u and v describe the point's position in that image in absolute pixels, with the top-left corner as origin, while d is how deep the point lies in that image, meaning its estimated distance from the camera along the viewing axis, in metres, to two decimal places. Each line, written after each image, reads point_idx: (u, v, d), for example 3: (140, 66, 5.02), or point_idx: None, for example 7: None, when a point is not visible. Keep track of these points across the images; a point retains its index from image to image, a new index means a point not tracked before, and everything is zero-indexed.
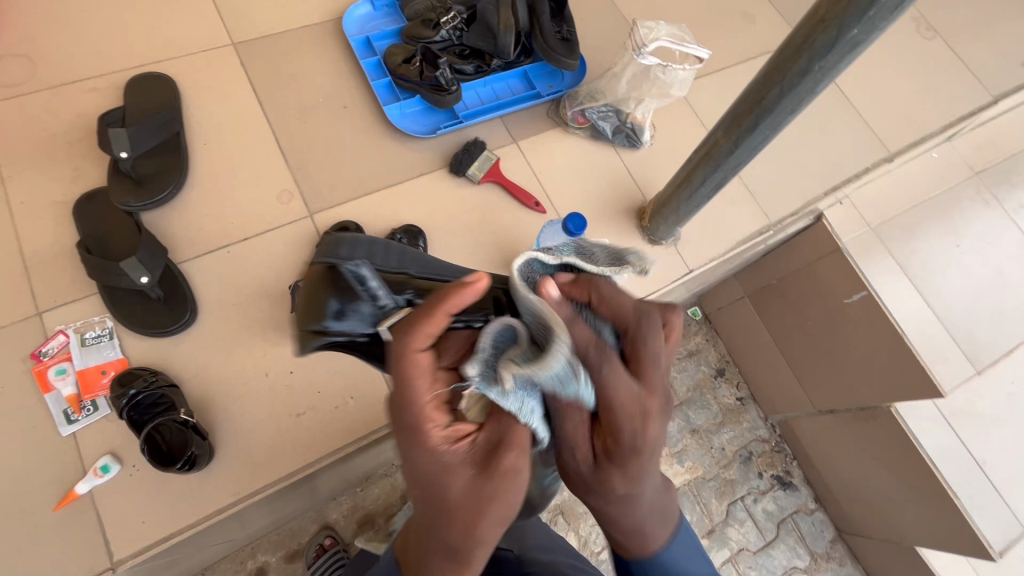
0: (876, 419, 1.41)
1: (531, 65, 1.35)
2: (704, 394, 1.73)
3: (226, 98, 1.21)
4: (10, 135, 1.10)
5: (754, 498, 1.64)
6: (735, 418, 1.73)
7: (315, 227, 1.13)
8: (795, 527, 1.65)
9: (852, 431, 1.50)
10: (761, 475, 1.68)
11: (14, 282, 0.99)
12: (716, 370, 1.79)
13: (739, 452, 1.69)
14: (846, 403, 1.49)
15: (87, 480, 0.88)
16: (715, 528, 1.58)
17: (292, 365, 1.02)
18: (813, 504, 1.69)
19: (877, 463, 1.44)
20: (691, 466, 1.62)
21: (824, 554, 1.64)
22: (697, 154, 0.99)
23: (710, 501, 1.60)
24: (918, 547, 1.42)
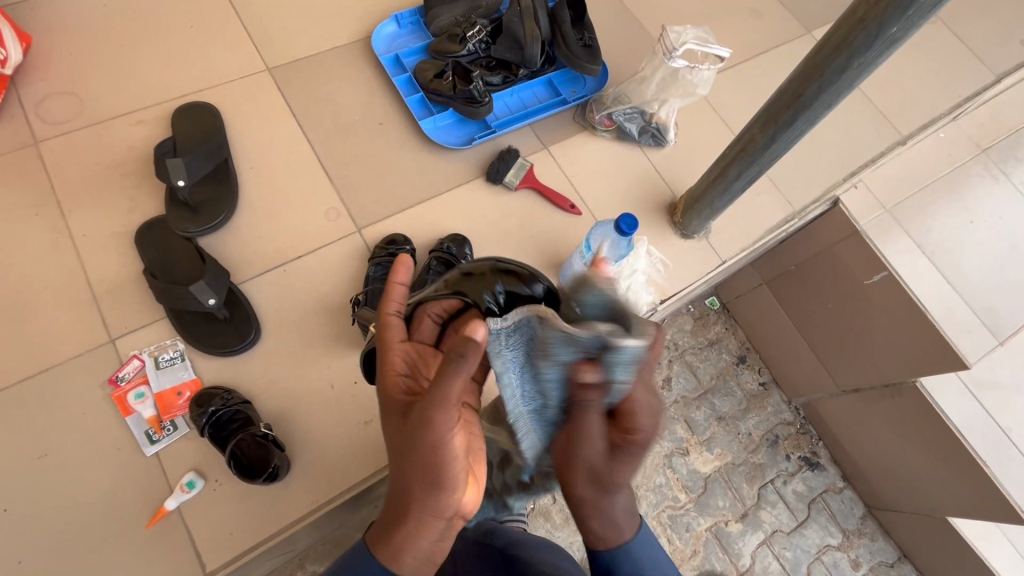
0: (902, 396, 1.44)
1: (555, 72, 1.40)
2: (727, 381, 1.77)
3: (268, 122, 1.25)
4: (65, 168, 1.13)
5: (784, 480, 1.67)
6: (759, 404, 1.77)
7: (364, 241, 1.17)
8: (825, 506, 1.68)
9: (879, 409, 1.52)
10: (788, 457, 1.71)
11: (85, 312, 1.03)
12: (737, 357, 1.83)
13: (765, 436, 1.72)
14: (871, 381, 1.52)
15: (176, 496, 0.92)
16: (748, 512, 1.61)
17: (356, 376, 1.06)
18: (841, 483, 1.73)
19: (905, 439, 1.48)
20: (719, 452, 1.67)
21: (855, 531, 1.67)
22: (732, 149, 1.03)
23: (741, 485, 1.64)
24: (951, 518, 1.45)
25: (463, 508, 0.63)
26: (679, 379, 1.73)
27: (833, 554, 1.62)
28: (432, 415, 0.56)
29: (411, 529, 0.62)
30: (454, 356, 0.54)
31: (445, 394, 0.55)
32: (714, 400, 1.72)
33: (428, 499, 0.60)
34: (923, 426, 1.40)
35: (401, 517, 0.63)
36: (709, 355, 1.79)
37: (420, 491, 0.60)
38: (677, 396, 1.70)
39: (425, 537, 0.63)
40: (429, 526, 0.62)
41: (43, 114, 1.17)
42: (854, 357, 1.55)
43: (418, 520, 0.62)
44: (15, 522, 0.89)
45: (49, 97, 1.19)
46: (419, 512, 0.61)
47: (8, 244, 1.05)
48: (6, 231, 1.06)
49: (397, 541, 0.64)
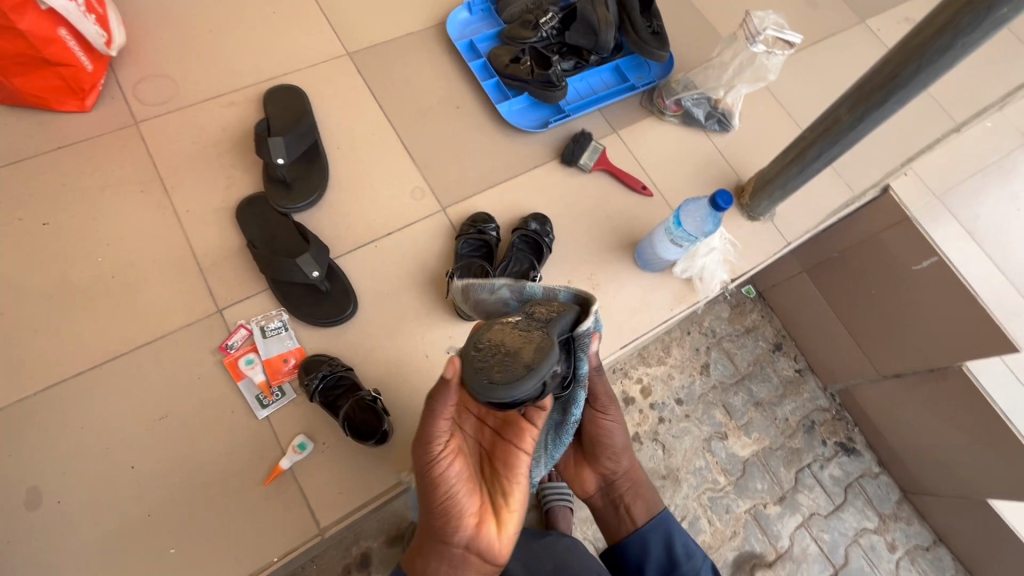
0: (947, 379, 1.44)
1: (622, 59, 1.44)
2: (764, 367, 1.75)
3: (352, 104, 1.29)
4: (165, 146, 1.18)
5: (821, 464, 1.65)
6: (796, 390, 1.75)
7: (449, 220, 1.22)
8: (862, 490, 1.66)
9: (924, 393, 1.51)
10: (825, 442, 1.69)
11: (191, 284, 1.08)
12: (774, 344, 1.80)
13: (802, 422, 1.70)
14: (915, 365, 1.51)
15: (289, 456, 0.98)
16: (786, 495, 1.59)
17: (449, 347, 1.11)
18: (877, 468, 1.70)
19: (946, 421, 1.48)
20: (758, 437, 1.64)
21: (891, 515, 1.64)
22: (815, 130, 1.07)
23: (779, 469, 1.61)
24: (990, 500, 1.44)
25: (466, 538, 0.67)
26: (717, 365, 1.71)
27: (870, 537, 1.59)
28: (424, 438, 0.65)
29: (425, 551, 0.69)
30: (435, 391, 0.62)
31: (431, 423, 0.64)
32: (751, 385, 1.70)
33: (434, 519, 0.67)
34: (969, 407, 1.41)
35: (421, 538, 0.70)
36: (746, 342, 1.77)
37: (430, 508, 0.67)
38: (715, 381, 1.68)
39: (440, 558, 0.68)
40: (437, 547, 0.68)
41: (140, 96, 1.21)
42: (899, 344, 1.54)
43: (430, 541, 0.68)
44: (139, 478, 0.94)
45: (144, 79, 1.23)
46: (428, 531, 0.68)
47: (117, 219, 1.10)
48: (114, 207, 1.11)
49: (420, 563, 0.70)
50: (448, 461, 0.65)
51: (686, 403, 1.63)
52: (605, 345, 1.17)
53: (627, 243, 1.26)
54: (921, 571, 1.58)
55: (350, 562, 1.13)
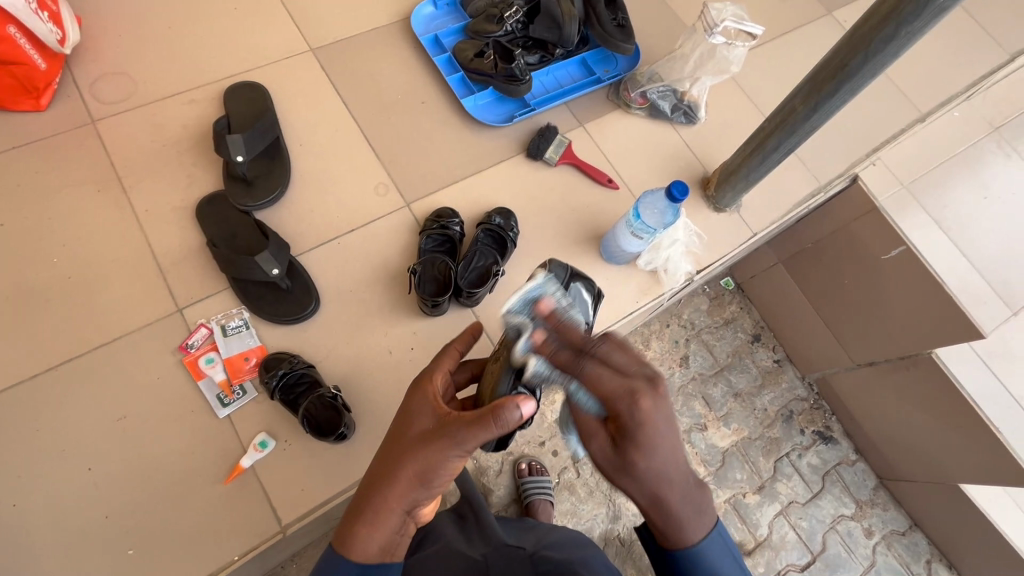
0: (916, 366, 1.46)
1: (588, 52, 1.43)
2: (743, 359, 1.76)
3: (315, 101, 1.28)
4: (123, 145, 1.17)
5: (799, 453, 1.66)
6: (774, 380, 1.76)
7: (413, 216, 1.21)
8: (839, 478, 1.67)
9: (895, 381, 1.53)
10: (803, 431, 1.71)
11: (151, 284, 1.07)
12: (752, 335, 1.81)
13: (781, 412, 1.72)
14: (885, 353, 1.53)
15: (250, 455, 0.97)
16: (765, 484, 1.60)
17: (413, 343, 1.11)
18: (854, 455, 1.72)
19: (915, 407, 1.50)
20: (736, 428, 1.65)
21: (868, 501, 1.66)
22: (773, 121, 1.08)
23: (758, 459, 1.62)
24: (961, 484, 1.45)
25: (417, 514, 0.70)
26: (696, 357, 1.72)
27: (847, 524, 1.61)
28: (464, 444, 0.63)
29: (373, 524, 0.67)
30: (507, 414, 0.60)
31: (485, 437, 0.62)
32: (730, 377, 1.71)
33: (410, 500, 0.67)
34: (935, 393, 1.43)
35: (363, 512, 0.67)
36: (725, 334, 1.78)
37: (412, 489, 0.67)
38: (694, 373, 1.69)
39: (381, 518, 0.67)
40: (386, 523, 0.67)
41: (98, 94, 1.19)
42: (868, 332, 1.56)
43: (387, 519, 0.67)
44: (97, 480, 0.93)
45: (101, 76, 1.21)
46: (393, 509, 0.67)
47: (74, 219, 1.09)
48: (71, 207, 1.10)
49: (355, 534, 0.67)
50: (428, 419, 0.67)
51: None
52: None
53: (593, 237, 1.27)
54: (897, 555, 1.60)
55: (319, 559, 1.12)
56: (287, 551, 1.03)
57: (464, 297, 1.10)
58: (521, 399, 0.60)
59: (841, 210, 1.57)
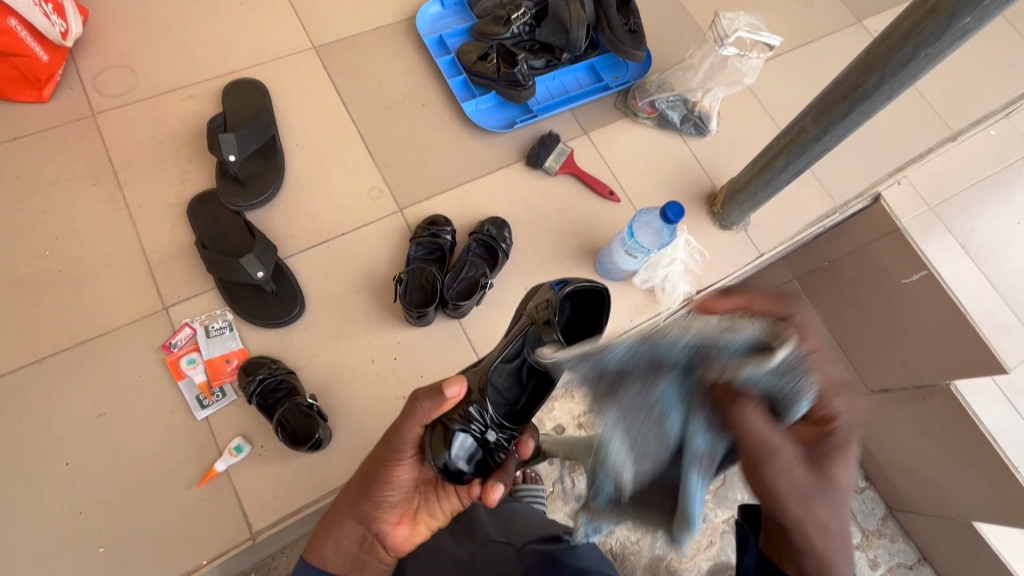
0: (933, 398, 1.37)
1: (598, 57, 1.38)
2: None
3: (314, 100, 1.27)
4: (121, 140, 1.17)
5: None
6: None
7: (405, 221, 1.19)
8: None
9: (910, 412, 1.43)
10: None
11: (140, 280, 1.07)
12: None
13: None
14: (902, 381, 1.43)
15: (224, 459, 0.97)
16: None
17: (396, 353, 1.09)
18: (864, 482, 1.58)
19: (930, 441, 1.40)
20: None
21: (875, 531, 1.52)
22: (781, 140, 1.02)
23: None
24: (976, 523, 1.34)
25: (379, 532, 0.70)
26: None
27: None
28: (394, 443, 0.69)
29: (327, 530, 0.71)
30: (412, 398, 0.66)
31: (405, 431, 0.68)
32: None
33: (357, 508, 0.70)
34: (950, 426, 1.34)
35: (328, 522, 0.72)
36: None
37: (361, 499, 0.70)
38: None
39: (337, 529, 0.70)
40: (340, 529, 0.70)
41: (100, 87, 1.20)
42: (883, 357, 1.46)
43: (339, 527, 0.70)
44: (73, 475, 0.94)
45: (105, 70, 1.21)
46: (344, 517, 0.70)
47: (70, 212, 1.10)
48: (68, 200, 1.11)
49: (316, 539, 0.71)
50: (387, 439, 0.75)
51: None
52: None
53: (590, 251, 1.23)
54: None
55: None
56: (260, 555, 1.02)
57: (450, 309, 1.07)
58: (434, 385, 0.64)
59: (861, 230, 1.48)
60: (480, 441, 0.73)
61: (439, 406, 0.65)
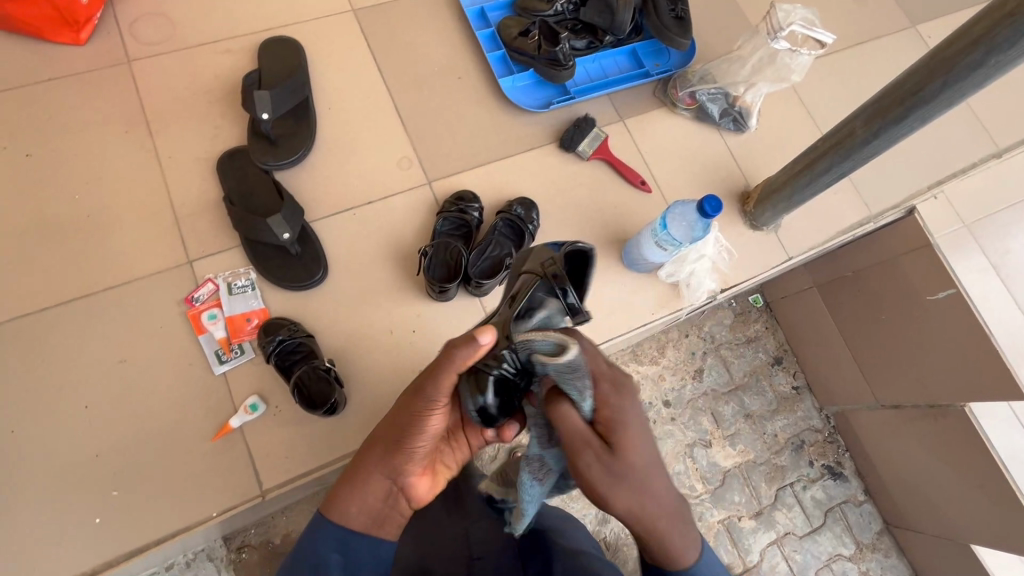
0: (945, 418, 1.35)
1: (640, 43, 1.35)
2: (760, 380, 1.61)
3: (349, 64, 1.25)
4: (155, 89, 1.16)
5: (803, 485, 1.53)
6: (790, 407, 1.61)
7: (433, 195, 1.18)
8: (842, 516, 1.53)
9: (919, 431, 1.40)
10: (812, 463, 1.56)
11: (166, 232, 1.07)
12: (773, 357, 1.65)
13: (791, 440, 1.57)
14: (914, 399, 1.40)
15: (239, 416, 0.98)
16: (762, 510, 1.48)
17: (415, 326, 1.09)
18: (863, 496, 1.56)
19: (938, 461, 1.37)
20: (742, 449, 1.53)
21: (869, 545, 1.52)
22: (826, 141, 0.99)
23: (759, 484, 1.50)
24: (974, 545, 1.34)
25: (406, 486, 0.71)
26: (711, 372, 1.58)
27: (843, 564, 1.48)
28: (429, 393, 0.68)
29: (353, 488, 0.69)
30: (451, 347, 0.67)
31: (443, 384, 0.67)
32: (744, 397, 1.57)
33: (388, 462, 0.70)
34: (962, 447, 1.32)
35: (348, 476, 0.71)
36: (744, 352, 1.63)
37: (391, 453, 0.70)
38: (707, 389, 1.56)
39: (364, 487, 0.69)
40: (369, 485, 0.69)
41: (136, 34, 1.18)
42: (897, 373, 1.43)
43: (368, 482, 0.69)
44: (91, 418, 0.95)
45: (142, 17, 1.20)
46: (371, 472, 0.69)
47: (100, 159, 1.09)
48: (100, 146, 1.10)
49: (338, 495, 0.69)
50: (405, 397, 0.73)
51: (674, 406, 1.52)
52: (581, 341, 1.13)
53: (616, 240, 1.21)
54: None
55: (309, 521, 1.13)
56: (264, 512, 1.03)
57: (472, 286, 1.07)
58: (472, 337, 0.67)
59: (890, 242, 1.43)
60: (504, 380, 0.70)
61: (475, 356, 0.67)
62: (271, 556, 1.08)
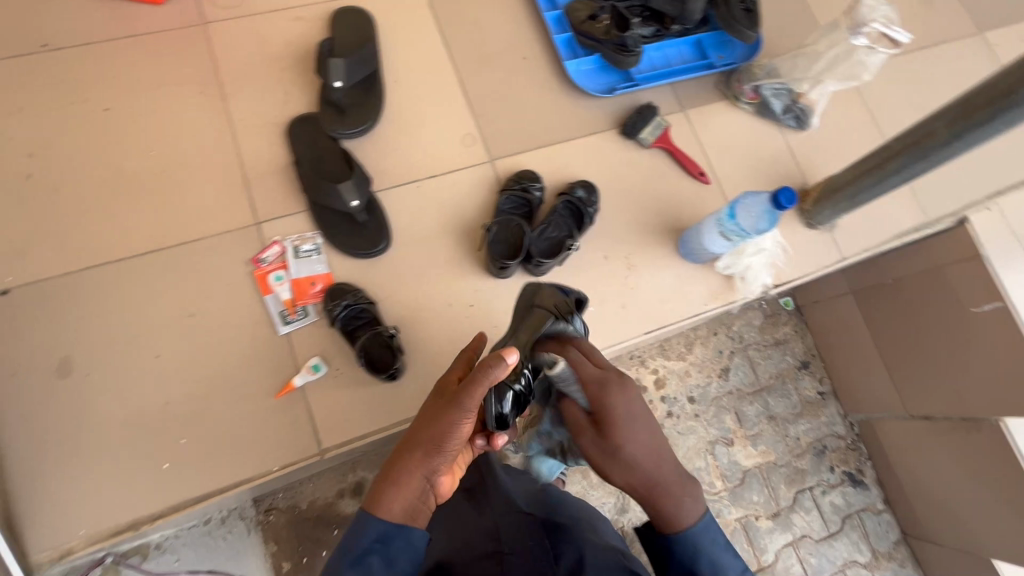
0: (980, 432, 1.29)
1: (706, 33, 1.34)
2: (786, 383, 1.57)
3: (417, 38, 1.25)
4: (229, 52, 1.18)
5: (823, 490, 1.49)
6: (814, 412, 1.57)
7: (495, 172, 1.19)
8: (860, 524, 1.49)
9: (948, 441, 1.35)
10: (832, 469, 1.52)
11: (237, 193, 1.09)
12: (801, 362, 1.60)
13: (813, 445, 1.53)
14: (946, 410, 1.35)
15: (302, 375, 1.00)
16: (780, 512, 1.45)
17: (472, 300, 1.10)
18: (881, 505, 1.53)
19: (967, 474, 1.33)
20: (764, 450, 1.50)
21: (886, 554, 1.48)
22: (901, 140, 0.99)
23: (778, 486, 1.47)
24: (997, 561, 1.28)
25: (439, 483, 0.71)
26: (737, 371, 1.54)
27: (858, 571, 1.44)
28: (466, 401, 0.68)
29: (394, 485, 0.68)
30: (490, 364, 0.67)
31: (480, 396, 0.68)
32: (768, 398, 1.54)
33: (427, 462, 0.69)
34: (995, 461, 1.26)
35: (388, 475, 0.69)
36: (772, 354, 1.58)
37: (429, 454, 0.69)
38: (732, 388, 1.52)
39: (407, 484, 0.68)
40: (411, 483, 0.68)
41: None
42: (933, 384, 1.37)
43: (407, 481, 0.68)
44: (161, 368, 0.98)
45: None
46: (412, 471, 0.69)
47: (174, 117, 1.12)
48: (174, 105, 1.12)
49: (379, 493, 0.68)
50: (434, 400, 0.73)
51: (698, 402, 1.48)
52: (634, 326, 1.15)
53: (671, 229, 1.21)
54: None
55: (345, 487, 1.14)
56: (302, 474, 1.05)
57: (533, 264, 1.08)
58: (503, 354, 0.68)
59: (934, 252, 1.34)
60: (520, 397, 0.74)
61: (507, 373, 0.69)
62: (297, 520, 1.11)
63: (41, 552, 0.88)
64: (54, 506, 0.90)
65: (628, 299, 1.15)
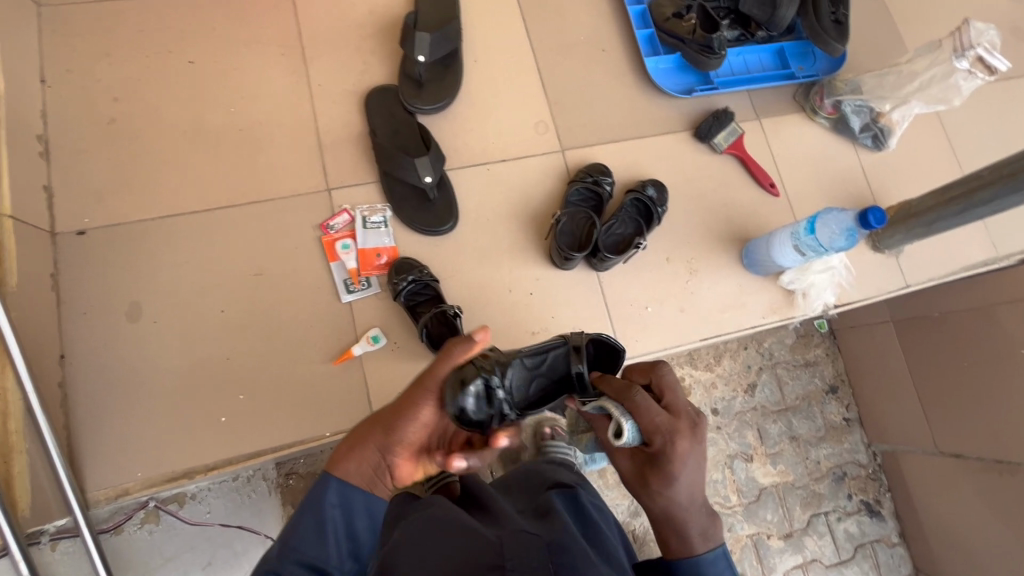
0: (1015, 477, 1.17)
1: (790, 42, 1.30)
2: (812, 406, 1.44)
3: (499, 20, 1.24)
4: (314, 17, 1.17)
5: (838, 516, 1.37)
6: (838, 437, 1.44)
7: (565, 163, 1.18)
8: (872, 555, 1.38)
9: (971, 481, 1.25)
10: (850, 496, 1.40)
11: (310, 157, 1.09)
12: (829, 385, 1.47)
13: (834, 470, 1.41)
14: (980, 449, 1.22)
15: (361, 345, 1.00)
16: (792, 533, 1.34)
17: (532, 289, 1.10)
18: (896, 537, 1.41)
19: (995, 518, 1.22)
20: (782, 470, 1.38)
21: None
22: (993, 168, 0.95)
23: (793, 507, 1.35)
24: None
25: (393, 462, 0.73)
26: (764, 388, 1.42)
27: None
28: (427, 383, 0.72)
29: (349, 450, 0.72)
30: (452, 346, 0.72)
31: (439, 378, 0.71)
32: (792, 419, 1.41)
33: (384, 437, 0.73)
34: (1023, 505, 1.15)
35: (349, 442, 0.74)
36: (799, 374, 1.44)
37: (388, 429, 0.73)
38: (757, 405, 1.39)
39: (362, 453, 0.72)
40: (365, 452, 0.72)
41: None
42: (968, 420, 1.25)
43: (362, 452, 0.72)
44: (225, 323, 0.99)
45: None
46: (368, 442, 0.72)
47: (254, 76, 1.12)
48: (256, 64, 1.13)
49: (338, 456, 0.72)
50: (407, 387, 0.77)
51: (721, 416, 1.36)
52: (690, 331, 1.13)
53: (736, 237, 1.19)
54: None
55: None
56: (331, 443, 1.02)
57: (596, 260, 1.08)
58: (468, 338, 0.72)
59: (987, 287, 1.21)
60: (488, 391, 0.72)
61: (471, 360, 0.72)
62: None
63: (98, 489, 0.90)
64: (113, 447, 0.92)
65: (685, 303, 1.14)
